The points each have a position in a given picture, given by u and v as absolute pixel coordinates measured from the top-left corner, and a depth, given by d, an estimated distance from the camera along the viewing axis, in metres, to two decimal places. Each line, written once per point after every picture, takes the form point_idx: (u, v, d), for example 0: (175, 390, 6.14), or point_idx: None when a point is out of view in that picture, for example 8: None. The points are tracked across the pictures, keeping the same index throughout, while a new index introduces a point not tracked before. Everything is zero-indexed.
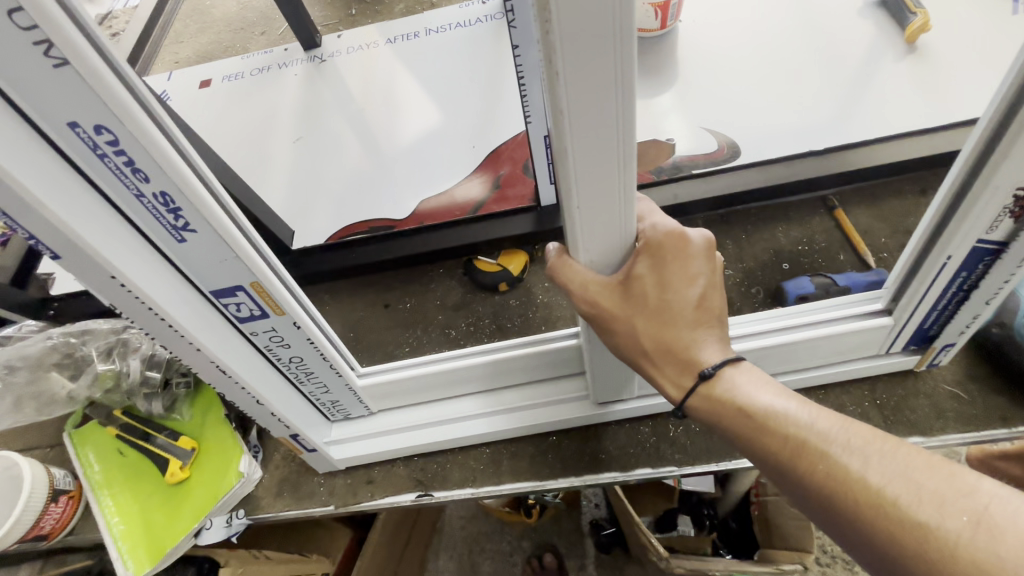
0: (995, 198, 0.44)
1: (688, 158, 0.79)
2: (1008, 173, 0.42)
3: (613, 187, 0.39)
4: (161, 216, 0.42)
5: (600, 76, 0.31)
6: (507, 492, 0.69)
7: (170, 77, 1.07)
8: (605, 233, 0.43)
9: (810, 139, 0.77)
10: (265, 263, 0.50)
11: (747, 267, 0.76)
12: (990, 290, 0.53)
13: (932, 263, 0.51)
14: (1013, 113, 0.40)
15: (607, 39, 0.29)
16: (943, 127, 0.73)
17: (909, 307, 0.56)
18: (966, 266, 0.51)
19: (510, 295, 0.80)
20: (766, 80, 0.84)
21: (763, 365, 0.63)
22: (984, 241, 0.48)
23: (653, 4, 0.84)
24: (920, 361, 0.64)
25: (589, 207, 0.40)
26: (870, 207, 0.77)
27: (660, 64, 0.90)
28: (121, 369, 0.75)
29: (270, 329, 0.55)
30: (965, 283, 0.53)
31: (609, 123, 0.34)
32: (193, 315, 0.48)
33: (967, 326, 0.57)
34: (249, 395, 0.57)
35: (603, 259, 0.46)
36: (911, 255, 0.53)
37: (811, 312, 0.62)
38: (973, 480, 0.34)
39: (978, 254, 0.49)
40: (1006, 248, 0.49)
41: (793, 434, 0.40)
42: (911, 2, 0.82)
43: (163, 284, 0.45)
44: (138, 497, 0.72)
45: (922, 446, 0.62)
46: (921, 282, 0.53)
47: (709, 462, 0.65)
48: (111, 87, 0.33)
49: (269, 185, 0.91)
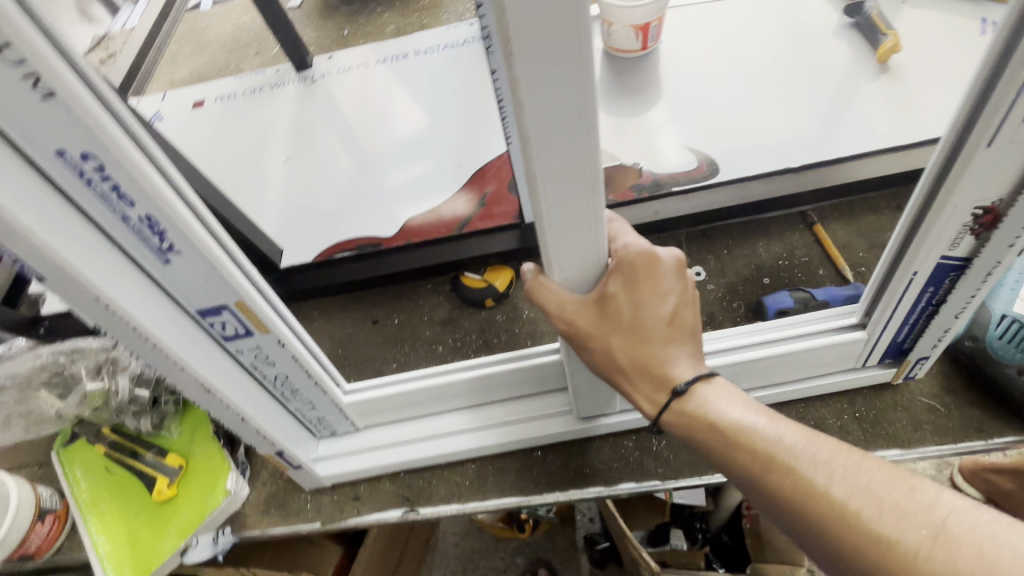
0: (953, 217, 0.46)
1: (669, 176, 0.80)
2: (964, 193, 0.44)
3: (583, 210, 0.40)
4: (147, 238, 0.43)
5: (563, 104, 0.33)
6: (493, 508, 0.69)
7: (164, 98, 1.09)
8: (578, 254, 0.44)
9: (787, 157, 0.79)
10: (250, 283, 0.51)
11: (729, 281, 0.78)
12: (957, 305, 0.55)
13: (900, 279, 0.53)
14: (965, 137, 0.42)
15: (569, 71, 0.31)
16: (915, 145, 0.75)
17: (881, 322, 0.58)
18: (932, 281, 0.53)
19: (496, 310, 0.81)
20: (745, 99, 0.87)
21: (742, 379, 0.65)
22: (948, 258, 0.50)
23: (633, 26, 0.87)
24: (897, 374, 0.65)
25: (559, 227, 0.41)
26: (848, 222, 0.79)
27: (642, 84, 0.92)
28: (110, 387, 0.76)
29: (255, 347, 0.55)
30: (933, 298, 0.55)
31: (575, 148, 0.35)
32: (177, 334, 0.49)
33: (938, 340, 0.59)
34: (234, 413, 0.57)
35: (577, 279, 0.47)
36: (881, 271, 0.55)
37: (788, 327, 0.63)
38: (933, 493, 0.35)
39: (944, 269, 0.51)
40: (969, 264, 0.51)
41: (761, 449, 0.41)
42: (882, 24, 0.85)
43: (148, 305, 0.46)
44: (125, 515, 0.73)
45: (900, 459, 0.63)
46: (891, 297, 0.55)
47: (691, 476, 0.66)
48: (97, 117, 0.35)
49: (260, 203, 0.93)
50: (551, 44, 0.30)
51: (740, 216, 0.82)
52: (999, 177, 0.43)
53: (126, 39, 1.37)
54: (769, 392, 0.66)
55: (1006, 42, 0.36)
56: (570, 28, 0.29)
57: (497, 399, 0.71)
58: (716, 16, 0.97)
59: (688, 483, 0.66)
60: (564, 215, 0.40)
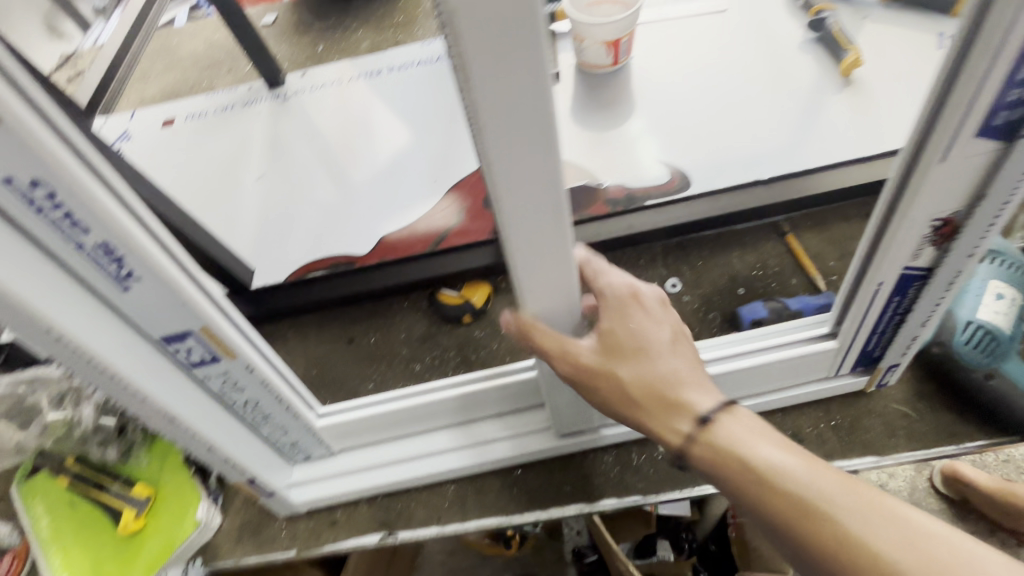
0: (913, 228, 0.47)
1: (641, 189, 0.81)
2: (921, 207, 0.45)
3: (551, 237, 0.40)
4: (103, 265, 0.41)
5: (526, 129, 0.33)
6: (473, 529, 0.68)
7: (132, 117, 1.07)
8: (548, 280, 0.44)
9: (755, 169, 0.81)
10: (215, 307, 0.49)
11: (705, 292, 0.78)
12: (924, 313, 0.56)
13: (866, 289, 0.54)
14: (920, 149, 0.43)
15: (529, 96, 0.31)
16: (878, 156, 0.77)
17: (851, 331, 0.58)
18: (897, 291, 0.53)
19: (474, 326, 0.81)
20: (714, 113, 0.88)
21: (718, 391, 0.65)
22: (911, 268, 0.51)
23: (604, 42, 0.88)
24: (870, 382, 0.66)
25: (529, 251, 0.41)
26: (821, 231, 0.80)
27: (614, 99, 0.93)
28: (72, 416, 0.75)
29: (223, 373, 0.54)
30: (900, 307, 0.56)
31: (540, 172, 0.35)
32: (137, 363, 0.47)
33: (908, 346, 0.60)
34: (202, 442, 0.55)
35: (548, 307, 0.47)
36: (849, 281, 0.56)
37: (762, 338, 0.64)
38: (966, 546, 0.35)
39: (907, 279, 0.52)
40: (931, 274, 0.52)
41: (791, 490, 0.40)
42: (844, 38, 0.87)
43: (105, 334, 0.44)
44: (90, 551, 0.69)
45: (876, 466, 0.64)
46: (858, 307, 0.56)
47: (670, 490, 0.66)
48: (45, 142, 0.34)
49: (232, 223, 0.91)
50: (509, 73, 0.30)
51: (714, 227, 0.82)
52: (956, 187, 0.44)
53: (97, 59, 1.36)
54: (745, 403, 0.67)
55: (956, 59, 0.37)
56: (528, 59, 0.29)
57: (476, 418, 0.70)
58: (687, 31, 0.99)
59: (668, 498, 0.66)
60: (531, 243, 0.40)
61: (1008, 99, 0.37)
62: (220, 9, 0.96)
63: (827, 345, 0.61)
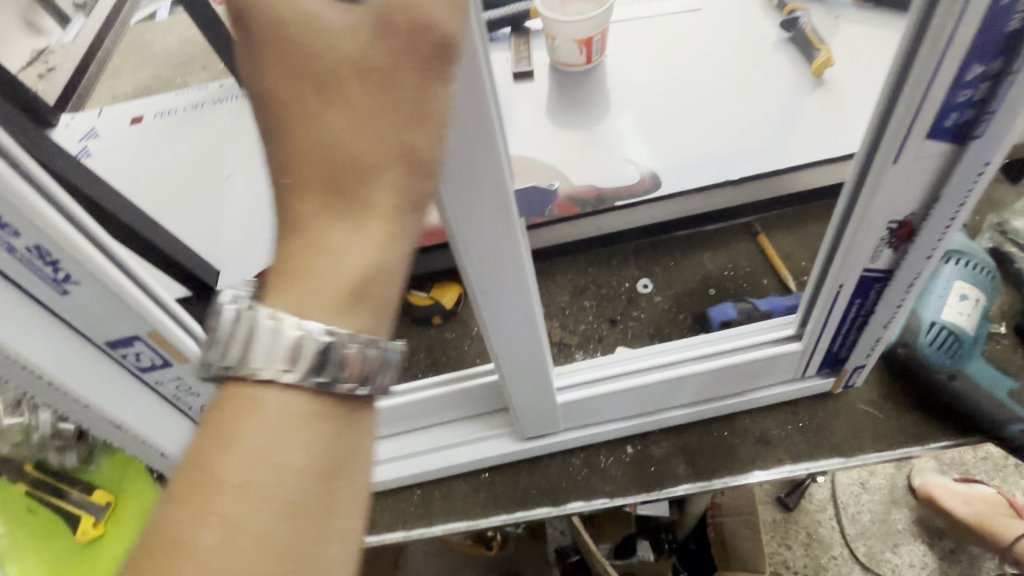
0: (871, 230, 0.47)
1: (611, 191, 0.79)
2: (877, 209, 0.45)
3: (500, 249, 0.42)
4: (38, 268, 0.39)
5: (465, 136, 0.34)
6: (439, 534, 0.67)
7: (99, 114, 1.05)
8: (501, 283, 0.45)
9: (727, 168, 0.79)
10: (164, 311, 0.48)
11: (676, 293, 0.78)
12: (885, 316, 0.55)
13: (828, 291, 0.53)
14: (874, 149, 0.42)
15: (467, 105, 0.33)
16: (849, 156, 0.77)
17: (815, 333, 0.58)
18: (858, 293, 0.53)
19: (445, 328, 0.80)
20: (687, 113, 0.88)
21: (682, 394, 0.64)
22: (870, 270, 0.51)
23: (576, 41, 0.87)
24: (836, 384, 0.66)
25: (479, 254, 0.42)
26: (790, 232, 0.81)
27: (588, 99, 0.92)
28: (31, 421, 0.71)
29: (176, 378, 0.53)
30: (862, 309, 0.55)
31: (484, 177, 0.37)
32: (78, 370, 0.46)
33: (872, 348, 0.59)
34: (152, 448, 0.56)
35: (504, 311, 0.48)
36: (812, 283, 0.56)
37: (727, 340, 0.63)
38: None
39: (867, 281, 0.52)
40: (892, 276, 0.51)
41: None
42: (815, 38, 0.87)
43: (43, 339, 0.43)
44: (44, 559, 0.68)
45: (842, 467, 0.64)
46: (820, 309, 0.55)
47: (635, 493, 0.65)
48: None
49: (199, 224, 0.89)
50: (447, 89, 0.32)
51: (684, 228, 0.83)
52: (910, 189, 0.43)
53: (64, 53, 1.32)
54: (710, 406, 0.66)
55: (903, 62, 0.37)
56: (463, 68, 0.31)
57: (442, 422, 0.69)
58: (663, 30, 0.98)
59: (633, 501, 0.65)
60: (481, 255, 0.42)
61: (958, 99, 0.37)
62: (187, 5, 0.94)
63: (792, 347, 0.61)
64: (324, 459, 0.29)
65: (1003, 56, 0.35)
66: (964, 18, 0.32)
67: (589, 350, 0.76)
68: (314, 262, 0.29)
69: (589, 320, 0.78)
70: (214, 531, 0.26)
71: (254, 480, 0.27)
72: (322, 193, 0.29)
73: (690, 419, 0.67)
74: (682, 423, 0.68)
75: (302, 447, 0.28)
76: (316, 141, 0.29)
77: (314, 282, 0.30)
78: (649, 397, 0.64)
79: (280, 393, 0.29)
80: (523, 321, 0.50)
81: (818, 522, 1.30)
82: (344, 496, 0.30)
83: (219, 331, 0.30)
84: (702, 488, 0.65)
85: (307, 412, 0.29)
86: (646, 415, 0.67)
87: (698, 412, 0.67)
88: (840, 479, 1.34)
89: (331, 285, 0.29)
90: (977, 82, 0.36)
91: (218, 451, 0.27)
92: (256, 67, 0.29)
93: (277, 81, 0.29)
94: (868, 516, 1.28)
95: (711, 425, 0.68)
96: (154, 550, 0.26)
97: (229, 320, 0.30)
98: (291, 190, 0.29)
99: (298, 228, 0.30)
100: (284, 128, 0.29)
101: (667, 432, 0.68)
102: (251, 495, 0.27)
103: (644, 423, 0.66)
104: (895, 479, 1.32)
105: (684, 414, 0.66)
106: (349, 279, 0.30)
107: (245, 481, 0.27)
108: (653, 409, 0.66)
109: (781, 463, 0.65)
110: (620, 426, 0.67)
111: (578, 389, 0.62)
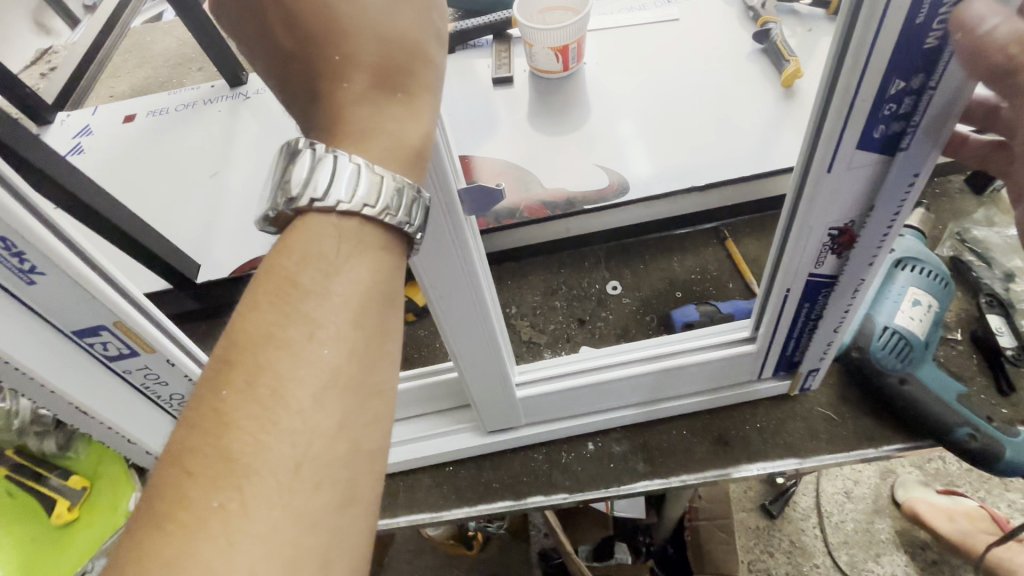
0: (813, 236, 0.48)
1: (581, 194, 0.80)
2: (817, 216, 0.46)
3: (449, 247, 0.45)
4: (5, 259, 0.42)
5: None
6: (403, 525, 0.69)
7: (94, 112, 1.08)
8: (454, 286, 0.49)
9: (695, 174, 0.80)
10: (131, 303, 0.50)
11: (644, 295, 0.80)
12: (834, 320, 0.57)
13: (776, 295, 0.55)
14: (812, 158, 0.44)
15: None
16: None
17: (766, 337, 0.60)
18: (807, 297, 0.55)
19: (419, 325, 0.82)
20: (660, 120, 0.90)
21: (639, 392, 0.66)
22: (816, 275, 0.52)
23: (553, 48, 0.89)
24: (792, 387, 0.67)
25: (431, 258, 0.46)
26: (758, 238, 0.83)
27: (565, 104, 0.95)
28: (12, 408, 0.73)
29: (143, 367, 0.55)
30: (812, 313, 0.57)
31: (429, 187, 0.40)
32: (46, 357, 0.49)
33: (824, 351, 0.61)
34: (118, 434, 0.60)
35: (459, 314, 0.51)
36: (763, 286, 0.57)
37: (685, 340, 0.65)
38: None
39: (814, 285, 0.53)
40: (837, 281, 0.53)
41: None
42: (785, 49, 0.88)
43: (12, 326, 0.46)
44: (22, 540, 0.70)
45: (796, 468, 0.65)
46: (770, 312, 0.57)
47: (595, 490, 0.67)
48: None
49: (185, 220, 0.92)
50: None
51: (653, 232, 0.85)
52: (847, 197, 0.44)
53: (66, 53, 1.36)
54: (668, 405, 0.68)
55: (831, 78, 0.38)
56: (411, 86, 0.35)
57: (408, 415, 0.70)
58: (642, 39, 1.00)
59: (592, 497, 0.67)
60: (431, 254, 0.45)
61: (883, 113, 0.37)
62: (179, 8, 0.97)
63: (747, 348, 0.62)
64: (369, 319, 0.32)
65: (924, 72, 0.35)
66: (879, 36, 0.33)
67: (557, 350, 0.78)
68: (373, 133, 0.34)
69: (559, 320, 0.80)
70: (242, 438, 0.27)
71: (298, 363, 0.29)
72: (370, 74, 0.35)
73: (650, 417, 0.69)
74: (641, 421, 0.69)
75: (353, 317, 0.31)
76: (356, 40, 0.35)
77: (377, 147, 0.34)
78: (606, 395, 0.65)
79: (346, 264, 0.32)
80: (477, 320, 0.53)
81: (801, 529, 1.33)
82: (385, 370, 0.33)
83: (304, 171, 0.32)
84: (660, 486, 0.66)
85: (362, 259, 0.33)
86: (605, 412, 0.68)
87: (656, 410, 0.68)
88: (824, 488, 1.36)
89: (394, 149, 0.34)
90: (901, 96, 0.36)
91: (256, 348, 0.30)
92: (274, 31, 0.36)
93: (306, 28, 0.35)
94: (853, 525, 1.31)
95: (671, 423, 0.70)
96: (195, 475, 0.26)
97: (309, 163, 0.32)
98: (350, 93, 0.35)
99: (358, 103, 0.35)
100: (319, 65, 0.35)
101: (628, 430, 0.70)
102: (311, 364, 0.29)
103: (604, 419, 0.68)
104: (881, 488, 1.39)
105: (642, 412, 0.68)
106: (411, 142, 0.34)
107: (307, 349, 0.30)
108: (611, 406, 0.67)
109: (738, 463, 0.66)
110: (580, 422, 0.69)
111: (537, 385, 0.64)
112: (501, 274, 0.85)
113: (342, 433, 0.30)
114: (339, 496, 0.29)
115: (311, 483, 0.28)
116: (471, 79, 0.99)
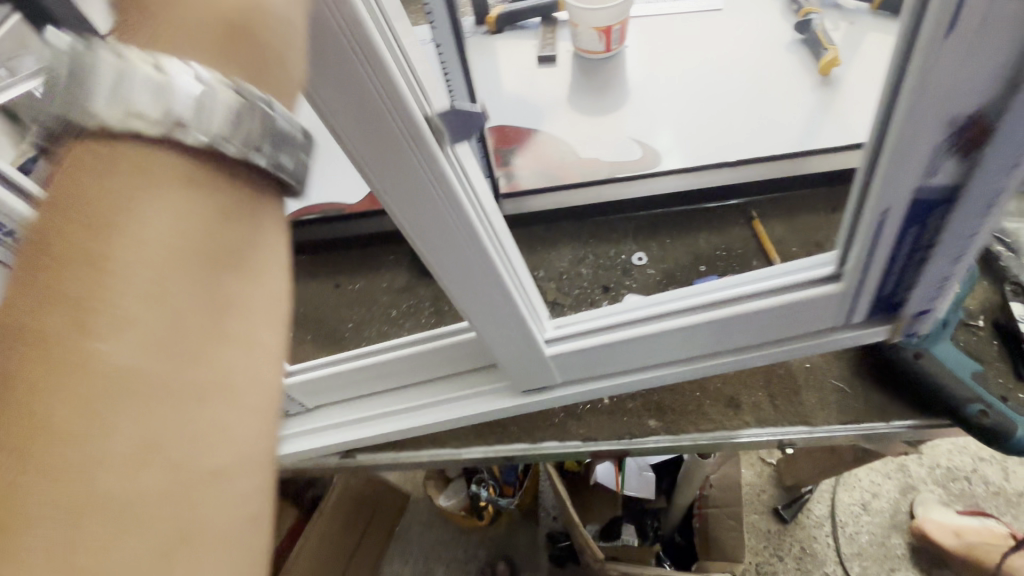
0: (924, 138, 0.37)
1: (616, 164, 0.87)
2: (933, 106, 0.35)
3: (443, 218, 0.41)
4: None
5: (384, 138, 0.34)
6: (424, 459, 0.74)
7: None
8: (461, 262, 0.46)
9: (727, 151, 0.85)
10: None
11: (668, 267, 0.83)
12: (947, 252, 0.48)
13: (870, 221, 0.45)
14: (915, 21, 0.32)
15: (380, 106, 0.32)
16: (843, 148, 0.81)
17: (856, 273, 0.51)
18: (910, 218, 0.45)
19: None
20: (694, 102, 0.93)
21: (689, 344, 0.62)
22: (927, 188, 0.42)
23: (597, 29, 0.94)
24: (894, 333, 0.62)
25: (431, 238, 0.43)
26: (785, 220, 0.84)
27: (604, 83, 0.99)
28: None
29: None
30: (919, 237, 0.47)
31: (412, 171, 0.37)
32: None
33: (935, 280, 0.52)
34: None
35: (477, 285, 0.49)
36: (851, 212, 0.47)
37: (743, 283, 0.58)
38: None
39: (921, 204, 0.43)
40: (956, 196, 0.42)
41: None
42: (824, 38, 0.90)
43: None
44: None
45: (805, 435, 0.67)
46: (864, 245, 0.47)
47: (606, 441, 0.70)
48: None
49: None
50: (343, 84, 0.30)
51: (681, 206, 0.88)
52: (973, 75, 0.33)
53: None
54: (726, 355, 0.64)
55: None
56: (352, 65, 0.30)
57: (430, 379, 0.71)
58: (688, 27, 1.03)
59: (603, 449, 0.70)
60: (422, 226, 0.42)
61: None
62: None
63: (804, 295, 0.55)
64: (179, 280, 0.23)
65: None
66: None
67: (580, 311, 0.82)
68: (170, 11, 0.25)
69: (584, 285, 0.84)
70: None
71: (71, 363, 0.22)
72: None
73: (706, 367, 0.66)
74: (693, 372, 0.67)
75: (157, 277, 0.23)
76: None
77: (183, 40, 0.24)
78: (652, 347, 0.62)
79: (139, 202, 0.23)
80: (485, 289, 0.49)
81: (813, 537, 1.46)
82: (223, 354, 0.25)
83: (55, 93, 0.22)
84: (670, 442, 0.69)
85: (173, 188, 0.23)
86: (652, 367, 0.66)
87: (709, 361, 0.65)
88: (840, 499, 1.49)
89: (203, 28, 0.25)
90: None
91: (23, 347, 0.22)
92: None
93: None
94: (867, 537, 1.44)
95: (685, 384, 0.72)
96: None
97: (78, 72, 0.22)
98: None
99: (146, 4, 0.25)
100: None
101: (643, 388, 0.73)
102: (89, 366, 0.22)
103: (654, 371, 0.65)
104: (898, 503, 1.48)
105: (696, 365, 0.65)
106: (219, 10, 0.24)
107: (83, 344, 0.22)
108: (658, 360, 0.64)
109: (747, 426, 0.68)
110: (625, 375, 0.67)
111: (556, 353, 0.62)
112: (533, 241, 0.89)
113: (154, 454, 0.23)
114: (207, 509, 0.24)
115: (132, 522, 0.22)
116: (518, 58, 1.05)
